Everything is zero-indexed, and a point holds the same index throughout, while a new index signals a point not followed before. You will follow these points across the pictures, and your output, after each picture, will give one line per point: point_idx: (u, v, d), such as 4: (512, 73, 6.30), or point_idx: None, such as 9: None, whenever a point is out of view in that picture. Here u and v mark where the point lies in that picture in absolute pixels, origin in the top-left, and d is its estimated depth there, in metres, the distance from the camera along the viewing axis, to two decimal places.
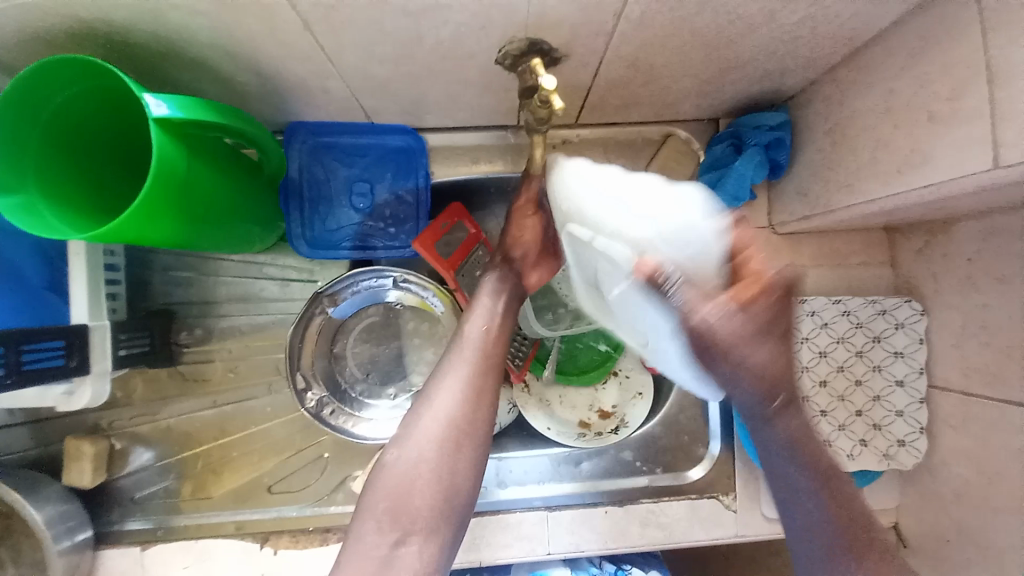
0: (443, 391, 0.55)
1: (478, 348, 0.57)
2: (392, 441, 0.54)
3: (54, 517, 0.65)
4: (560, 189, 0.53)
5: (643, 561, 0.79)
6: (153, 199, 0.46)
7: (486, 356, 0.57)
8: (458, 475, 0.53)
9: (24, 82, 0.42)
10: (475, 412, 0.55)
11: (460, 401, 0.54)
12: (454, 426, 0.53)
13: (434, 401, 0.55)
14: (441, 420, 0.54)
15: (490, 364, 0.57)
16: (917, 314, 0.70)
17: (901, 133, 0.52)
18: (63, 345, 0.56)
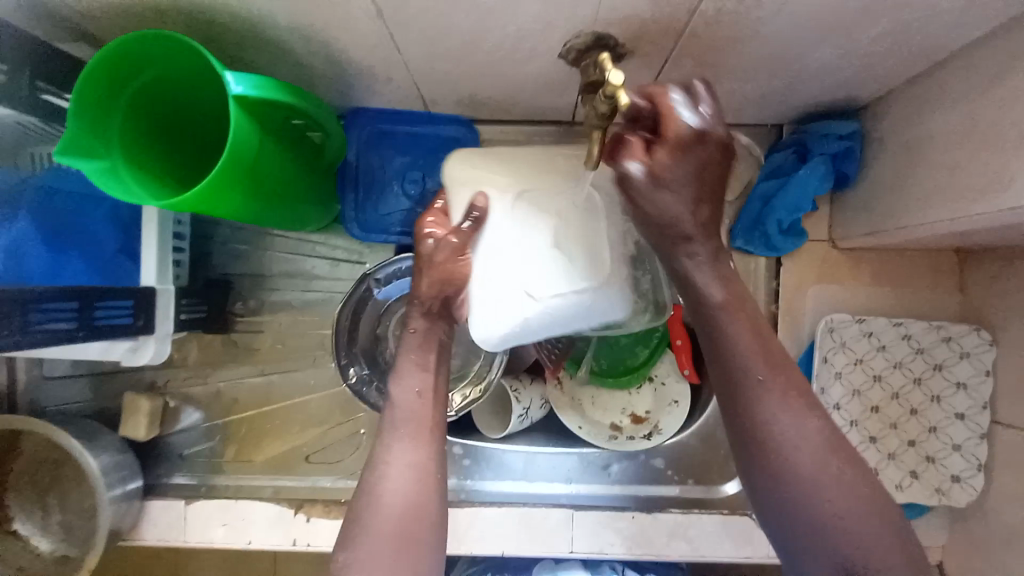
0: (388, 464, 0.52)
1: (412, 416, 0.55)
2: (339, 545, 0.50)
3: (109, 465, 0.69)
4: (461, 171, 0.59)
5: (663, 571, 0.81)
6: (228, 174, 0.48)
7: (423, 419, 0.55)
8: (423, 540, 0.50)
9: (111, 57, 0.45)
10: (428, 477, 0.52)
11: (410, 469, 0.52)
12: (403, 510, 0.50)
13: (376, 485, 0.51)
14: (390, 495, 0.50)
15: (429, 429, 0.55)
16: (985, 344, 0.66)
17: (987, 152, 0.48)
18: (131, 304, 0.60)
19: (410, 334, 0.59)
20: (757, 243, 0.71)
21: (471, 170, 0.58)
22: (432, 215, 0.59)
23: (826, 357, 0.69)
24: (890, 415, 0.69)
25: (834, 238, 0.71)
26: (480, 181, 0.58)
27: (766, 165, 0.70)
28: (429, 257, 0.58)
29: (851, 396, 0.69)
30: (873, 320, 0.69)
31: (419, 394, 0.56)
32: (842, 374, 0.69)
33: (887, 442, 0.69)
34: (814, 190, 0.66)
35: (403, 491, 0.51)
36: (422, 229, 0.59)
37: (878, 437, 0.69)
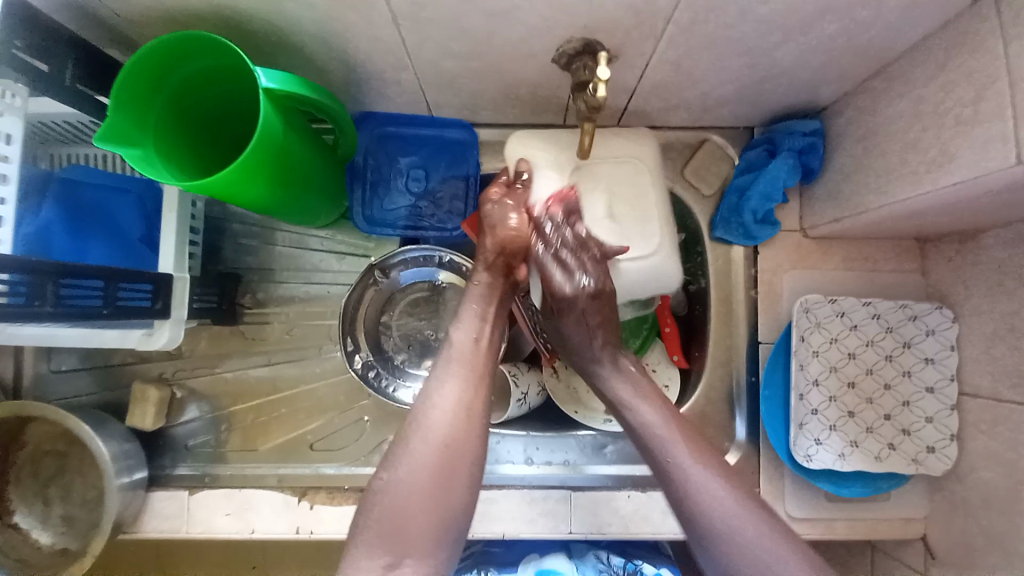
0: (439, 397, 0.57)
1: (467, 359, 0.60)
2: (382, 467, 0.54)
3: (118, 453, 0.70)
4: (517, 156, 0.70)
5: (651, 556, 0.81)
6: (253, 159, 0.53)
7: (477, 363, 0.61)
8: (460, 473, 0.54)
9: (154, 53, 0.49)
10: (472, 416, 0.57)
11: (458, 403, 0.57)
12: (450, 439, 0.55)
13: (425, 412, 0.56)
14: (436, 426, 0.55)
15: (481, 373, 0.60)
16: (947, 321, 0.72)
17: (930, 137, 0.55)
18: (150, 288, 0.63)
19: (475, 286, 0.65)
20: (735, 232, 0.78)
21: (522, 153, 0.70)
22: (497, 186, 0.66)
23: (803, 336, 0.74)
24: (865, 390, 0.74)
25: (804, 228, 0.78)
26: (530, 161, 0.69)
27: (742, 162, 0.78)
28: (491, 220, 0.64)
29: (828, 372, 0.74)
30: (844, 300, 0.74)
31: (476, 339, 0.62)
32: (819, 352, 0.74)
33: (864, 416, 0.73)
34: (783, 182, 0.72)
35: (450, 422, 0.56)
36: (489, 198, 0.65)
37: (855, 412, 0.73)
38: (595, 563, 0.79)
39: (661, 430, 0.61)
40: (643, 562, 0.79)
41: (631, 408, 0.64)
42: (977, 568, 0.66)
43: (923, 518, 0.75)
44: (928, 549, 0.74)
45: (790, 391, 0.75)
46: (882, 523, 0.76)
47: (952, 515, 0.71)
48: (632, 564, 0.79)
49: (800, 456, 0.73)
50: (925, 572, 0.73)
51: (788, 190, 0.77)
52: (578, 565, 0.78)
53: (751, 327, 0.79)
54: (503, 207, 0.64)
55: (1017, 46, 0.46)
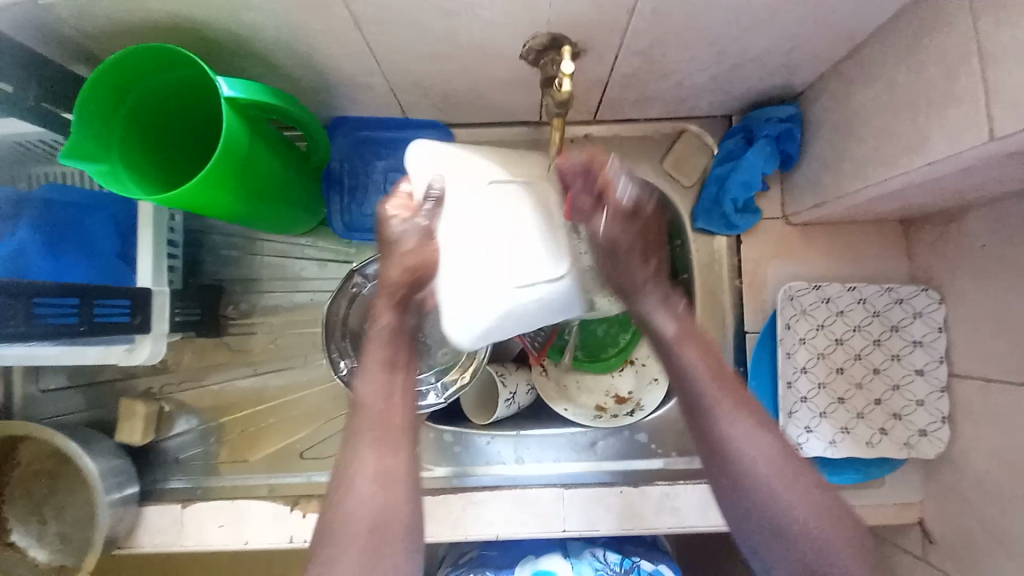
0: (357, 468, 0.53)
1: (380, 419, 0.55)
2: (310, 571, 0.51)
3: (107, 470, 0.70)
4: (417, 166, 0.56)
5: (647, 552, 0.81)
6: (219, 169, 0.52)
7: (391, 420, 0.55)
8: (388, 549, 0.51)
9: (114, 70, 0.50)
10: (392, 481, 0.53)
11: (377, 469, 0.53)
12: (376, 518, 0.52)
13: (344, 501, 0.52)
14: (360, 500, 0.52)
15: (398, 428, 0.55)
16: (935, 303, 0.71)
17: (903, 118, 0.54)
18: (128, 303, 0.63)
19: (379, 328, 0.57)
20: (716, 222, 0.77)
21: (420, 165, 0.56)
22: (396, 197, 0.56)
23: (789, 323, 0.74)
24: (854, 376, 0.73)
25: (786, 215, 0.77)
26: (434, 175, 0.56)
27: (720, 151, 0.77)
28: (397, 242, 0.55)
29: (816, 359, 0.73)
30: (829, 287, 0.74)
31: (386, 398, 0.56)
32: (805, 339, 0.73)
33: (855, 402, 0.73)
34: (761, 170, 0.72)
35: (370, 498, 0.52)
36: (387, 209, 0.56)
37: (845, 398, 0.73)
38: (591, 560, 0.79)
39: (705, 373, 0.56)
40: (639, 559, 0.79)
41: (678, 347, 0.58)
42: (973, 552, 0.65)
43: (919, 503, 0.74)
44: (926, 534, 0.73)
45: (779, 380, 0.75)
46: (878, 509, 0.75)
47: (946, 499, 0.70)
48: (628, 560, 0.79)
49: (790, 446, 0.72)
50: (922, 557, 0.73)
51: (768, 177, 0.77)
52: (574, 564, 0.79)
53: (736, 317, 0.79)
54: (412, 226, 0.55)
55: (984, 21, 0.45)
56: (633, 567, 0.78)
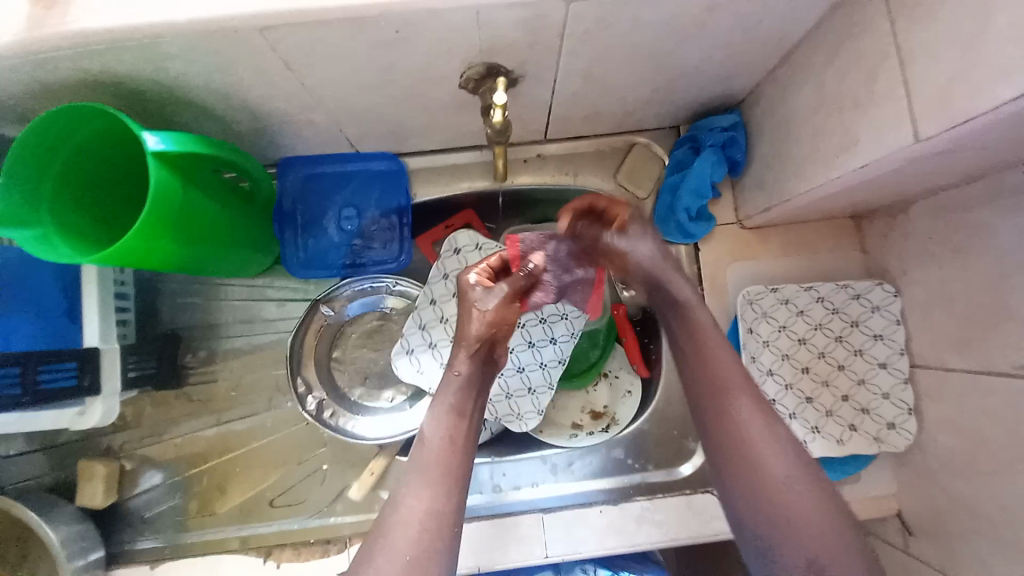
0: (405, 508, 0.55)
1: (439, 463, 0.57)
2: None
3: (69, 537, 0.67)
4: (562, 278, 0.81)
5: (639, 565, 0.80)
6: (151, 223, 0.51)
7: (444, 464, 0.58)
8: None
9: (37, 133, 0.49)
10: (441, 525, 0.54)
11: (427, 512, 0.55)
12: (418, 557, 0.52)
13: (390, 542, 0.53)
14: (401, 543, 0.53)
15: (454, 476, 0.57)
16: (890, 296, 0.72)
17: (833, 120, 0.55)
18: (75, 365, 0.62)
19: (453, 376, 0.61)
20: (672, 230, 0.77)
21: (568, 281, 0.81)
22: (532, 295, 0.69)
23: (751, 327, 0.74)
24: (820, 373, 0.74)
25: (740, 218, 0.78)
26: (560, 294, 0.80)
27: (671, 159, 0.78)
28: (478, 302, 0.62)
29: (781, 360, 0.74)
30: (786, 287, 0.75)
31: (449, 439, 0.59)
32: (769, 341, 0.74)
33: (822, 400, 0.73)
34: (710, 177, 0.72)
35: (415, 538, 0.53)
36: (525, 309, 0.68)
37: (812, 396, 0.73)
38: None
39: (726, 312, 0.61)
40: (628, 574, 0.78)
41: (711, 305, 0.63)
42: (948, 538, 0.65)
43: (896, 493, 0.74)
44: (906, 526, 0.72)
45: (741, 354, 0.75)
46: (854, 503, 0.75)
47: (919, 488, 0.71)
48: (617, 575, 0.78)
49: None
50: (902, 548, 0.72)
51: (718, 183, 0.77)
52: None
53: None
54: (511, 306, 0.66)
55: (900, 24, 0.46)
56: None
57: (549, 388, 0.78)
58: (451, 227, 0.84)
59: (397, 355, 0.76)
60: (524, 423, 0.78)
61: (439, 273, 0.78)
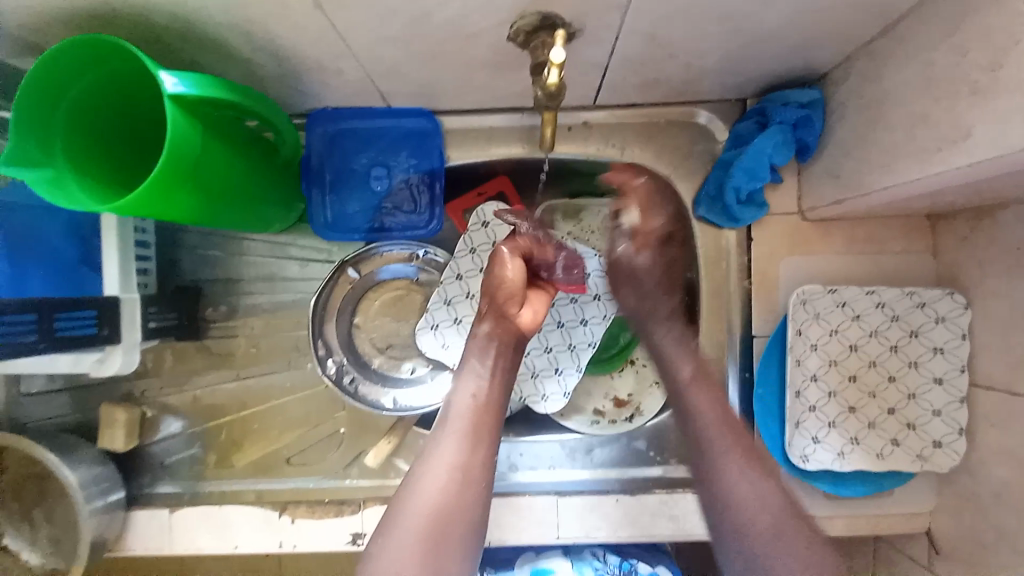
0: (432, 460, 0.55)
1: (466, 420, 0.58)
2: (377, 532, 0.53)
3: (88, 479, 0.69)
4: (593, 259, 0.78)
5: (651, 556, 0.79)
6: (167, 172, 0.47)
7: (473, 424, 0.58)
8: (453, 537, 0.52)
9: (47, 68, 0.45)
10: (468, 478, 0.55)
11: (454, 465, 0.55)
12: (442, 505, 0.53)
13: (415, 485, 0.54)
14: (429, 492, 0.54)
15: (482, 434, 0.58)
16: (960, 308, 0.66)
17: (942, 109, 0.48)
18: (94, 315, 0.60)
19: (474, 338, 0.63)
20: (719, 214, 0.72)
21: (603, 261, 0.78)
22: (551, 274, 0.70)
23: (801, 329, 0.69)
24: (867, 383, 0.68)
25: (802, 209, 0.71)
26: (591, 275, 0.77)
27: (731, 136, 0.71)
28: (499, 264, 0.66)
29: (827, 365, 0.69)
30: (845, 289, 0.68)
31: (475, 399, 0.59)
32: (818, 345, 0.69)
33: (867, 411, 0.68)
34: (769, 157, 0.65)
35: (443, 488, 0.54)
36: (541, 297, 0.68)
37: (856, 407, 0.68)
38: (592, 560, 0.77)
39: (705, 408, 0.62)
40: (639, 562, 0.77)
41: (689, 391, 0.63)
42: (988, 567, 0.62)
43: (930, 512, 0.71)
44: (933, 543, 0.70)
45: (786, 356, 0.70)
46: (886, 518, 0.72)
47: (960, 510, 0.67)
48: (628, 563, 0.76)
49: (796, 457, 0.69)
50: (928, 567, 0.70)
51: (782, 167, 0.70)
52: (576, 563, 0.77)
53: (744, 318, 0.74)
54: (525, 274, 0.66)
55: None
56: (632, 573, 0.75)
57: (578, 371, 0.75)
58: (484, 194, 0.79)
59: (422, 330, 0.74)
60: (546, 406, 0.75)
61: (466, 247, 0.74)
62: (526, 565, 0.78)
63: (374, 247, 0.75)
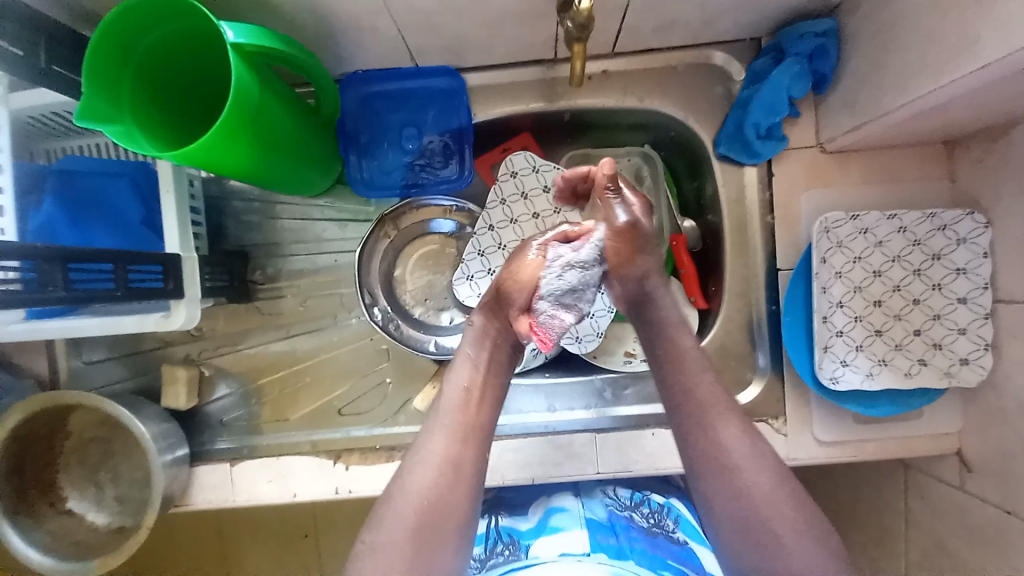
0: (423, 452, 0.56)
1: (460, 411, 0.58)
2: (365, 527, 0.54)
3: (158, 433, 0.72)
4: None
5: (662, 488, 0.86)
6: (230, 120, 0.51)
7: (467, 417, 0.58)
8: (444, 532, 0.53)
9: (116, 25, 0.49)
10: (459, 471, 0.55)
11: (445, 457, 0.56)
12: (436, 498, 0.53)
13: (408, 473, 0.56)
14: (419, 486, 0.54)
15: (473, 428, 0.58)
16: (980, 227, 0.67)
17: (954, 19, 0.50)
18: (159, 269, 0.64)
19: (469, 328, 0.64)
20: (738, 149, 0.75)
21: None
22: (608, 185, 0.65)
23: (825, 257, 0.71)
24: (892, 307, 0.71)
25: (821, 141, 0.73)
26: None
27: (748, 74, 0.73)
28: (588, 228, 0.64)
29: (852, 292, 0.71)
30: (865, 215, 0.71)
31: (467, 389, 0.60)
32: (842, 273, 0.71)
33: (892, 334, 0.70)
34: (787, 90, 0.68)
35: (433, 482, 0.54)
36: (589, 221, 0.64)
37: (882, 330, 0.71)
38: (603, 497, 0.83)
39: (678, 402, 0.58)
40: (651, 492, 0.84)
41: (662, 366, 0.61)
42: (1016, 477, 0.64)
43: (960, 433, 0.72)
44: (963, 463, 0.71)
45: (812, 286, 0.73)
46: (916, 439, 0.74)
47: (989, 427, 0.68)
48: (639, 493, 0.84)
49: (826, 379, 0.71)
50: (959, 486, 0.71)
51: (798, 102, 0.73)
52: (586, 501, 0.82)
53: (768, 253, 0.76)
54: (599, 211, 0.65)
55: None
56: (644, 501, 0.82)
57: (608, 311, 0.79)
58: (508, 150, 0.83)
59: (459, 281, 0.78)
60: (581, 346, 0.80)
61: (496, 199, 0.78)
62: (540, 508, 0.83)
63: (410, 203, 0.79)
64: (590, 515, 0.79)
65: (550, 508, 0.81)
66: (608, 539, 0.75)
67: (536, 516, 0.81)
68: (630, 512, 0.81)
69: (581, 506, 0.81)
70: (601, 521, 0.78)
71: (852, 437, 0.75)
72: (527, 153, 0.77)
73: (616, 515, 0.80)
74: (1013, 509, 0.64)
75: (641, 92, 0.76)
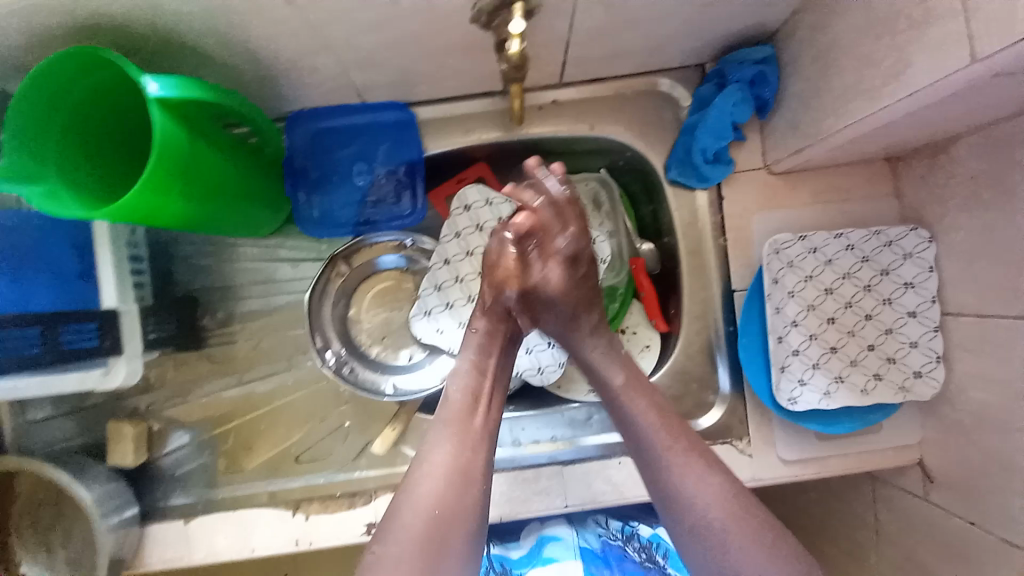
0: (428, 462, 0.53)
1: (465, 419, 0.56)
2: (375, 537, 0.51)
3: (103, 495, 0.69)
4: None
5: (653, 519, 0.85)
6: (159, 173, 0.49)
7: (470, 423, 0.56)
8: (451, 545, 0.50)
9: (35, 85, 0.48)
10: (467, 477, 0.53)
11: (451, 465, 0.53)
12: (440, 518, 0.51)
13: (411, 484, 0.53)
14: (427, 493, 0.52)
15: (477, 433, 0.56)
16: (925, 242, 0.68)
17: (884, 46, 0.51)
18: (95, 326, 0.66)
19: (471, 334, 0.62)
20: (689, 173, 0.75)
21: None
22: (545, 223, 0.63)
23: (777, 278, 0.71)
24: (847, 324, 0.70)
25: (768, 163, 0.74)
26: None
27: (695, 99, 0.74)
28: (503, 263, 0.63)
29: (806, 310, 0.71)
30: (814, 236, 0.71)
31: (473, 397, 0.58)
32: (795, 292, 0.71)
33: (848, 350, 0.70)
34: (731, 116, 0.69)
35: (438, 491, 0.52)
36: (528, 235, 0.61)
37: (838, 347, 0.70)
38: (595, 527, 0.81)
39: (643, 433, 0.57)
40: (640, 524, 0.81)
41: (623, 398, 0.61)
42: (976, 487, 0.64)
43: (920, 444, 0.73)
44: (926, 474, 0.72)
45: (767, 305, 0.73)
46: (876, 452, 0.74)
47: (948, 438, 0.69)
48: (629, 526, 0.81)
49: (785, 400, 0.71)
50: (924, 497, 0.71)
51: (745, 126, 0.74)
52: (580, 531, 0.80)
53: (723, 274, 0.77)
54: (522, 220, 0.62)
55: None
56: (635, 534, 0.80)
57: None
58: (462, 180, 0.82)
59: (416, 317, 0.77)
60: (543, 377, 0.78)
61: (451, 232, 0.77)
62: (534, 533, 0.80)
63: (363, 240, 0.79)
64: (585, 543, 0.78)
65: (544, 535, 0.79)
66: (601, 571, 0.74)
67: (529, 543, 0.79)
68: (623, 544, 0.79)
69: (576, 533, 0.79)
70: (595, 551, 0.77)
71: (818, 453, 0.75)
72: (480, 186, 0.77)
73: (610, 546, 0.78)
74: (977, 520, 0.64)
75: (591, 119, 0.77)
